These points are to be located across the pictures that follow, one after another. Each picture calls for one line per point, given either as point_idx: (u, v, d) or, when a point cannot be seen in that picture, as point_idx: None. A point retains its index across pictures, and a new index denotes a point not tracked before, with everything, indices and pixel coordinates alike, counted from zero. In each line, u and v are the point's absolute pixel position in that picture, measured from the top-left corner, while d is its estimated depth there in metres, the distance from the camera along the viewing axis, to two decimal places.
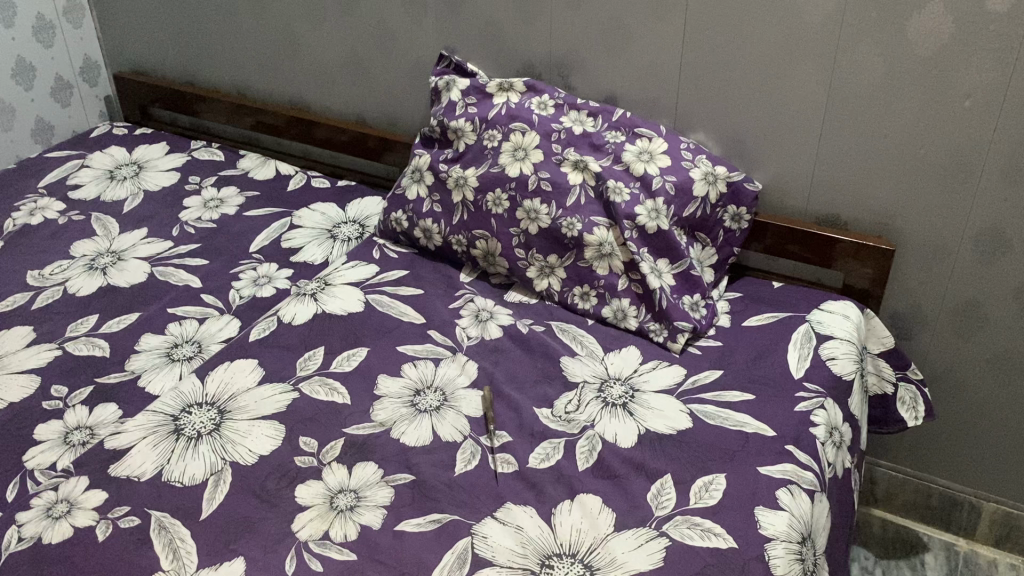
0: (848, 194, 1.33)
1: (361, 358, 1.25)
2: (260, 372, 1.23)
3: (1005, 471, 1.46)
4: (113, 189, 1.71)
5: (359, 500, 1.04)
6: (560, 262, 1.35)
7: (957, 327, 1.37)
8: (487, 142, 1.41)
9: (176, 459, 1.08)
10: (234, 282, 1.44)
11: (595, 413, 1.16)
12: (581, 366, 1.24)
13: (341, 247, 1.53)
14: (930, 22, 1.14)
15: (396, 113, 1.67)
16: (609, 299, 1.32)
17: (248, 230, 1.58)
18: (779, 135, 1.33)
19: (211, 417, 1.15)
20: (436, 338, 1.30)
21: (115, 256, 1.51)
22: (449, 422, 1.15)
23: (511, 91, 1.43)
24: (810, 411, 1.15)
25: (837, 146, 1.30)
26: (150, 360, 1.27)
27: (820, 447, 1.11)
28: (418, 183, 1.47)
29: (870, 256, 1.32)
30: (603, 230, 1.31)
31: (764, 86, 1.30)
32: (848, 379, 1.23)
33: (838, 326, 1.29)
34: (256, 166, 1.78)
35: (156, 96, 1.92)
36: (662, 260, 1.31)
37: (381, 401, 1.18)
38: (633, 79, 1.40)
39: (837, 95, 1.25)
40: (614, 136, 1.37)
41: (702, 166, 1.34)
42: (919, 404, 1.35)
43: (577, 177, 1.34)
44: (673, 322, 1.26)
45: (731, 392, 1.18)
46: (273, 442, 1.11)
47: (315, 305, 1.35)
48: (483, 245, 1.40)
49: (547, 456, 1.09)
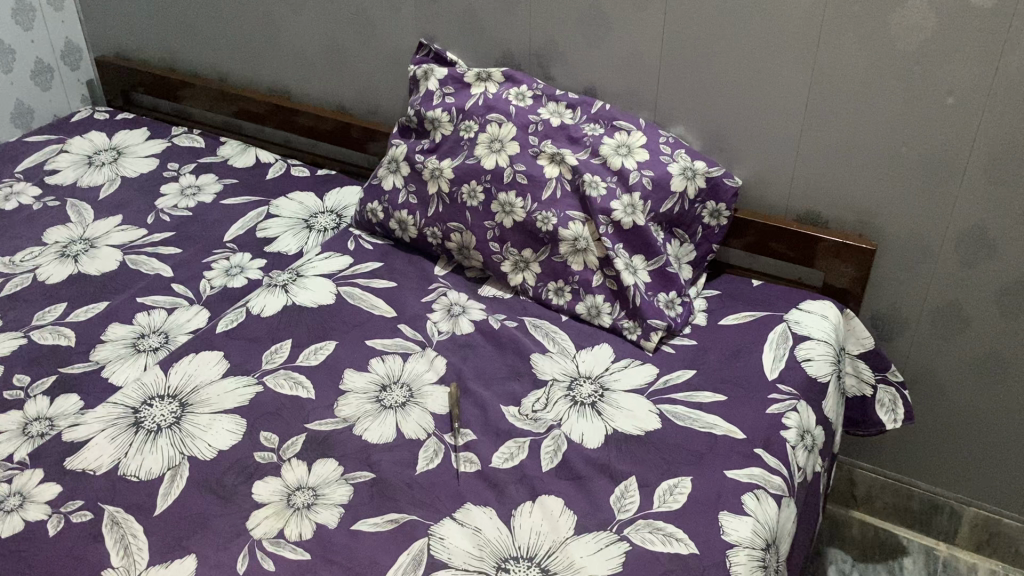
0: (829, 191, 1.30)
1: (328, 351, 1.23)
2: (225, 365, 1.21)
3: (986, 475, 1.44)
4: (91, 174, 1.69)
5: (317, 498, 1.02)
6: (535, 257, 1.33)
7: (938, 328, 1.34)
8: (463, 133, 1.38)
9: (134, 453, 1.07)
10: (206, 272, 1.42)
11: (563, 412, 1.13)
12: (551, 363, 1.22)
13: (316, 237, 1.50)
14: (914, 16, 1.11)
15: (376, 102, 1.64)
16: (583, 295, 1.29)
17: (223, 219, 1.56)
18: (759, 130, 1.30)
19: (172, 410, 1.13)
20: (405, 333, 1.27)
21: (87, 244, 1.49)
22: (413, 420, 1.12)
23: (488, 81, 1.40)
24: (781, 414, 1.12)
25: (817, 142, 1.27)
26: (115, 351, 1.26)
27: (790, 451, 1.09)
28: (394, 173, 1.44)
29: (851, 256, 1.29)
30: (578, 224, 1.29)
31: (744, 80, 1.27)
32: (823, 380, 1.20)
33: (815, 326, 1.26)
34: (236, 153, 1.76)
35: (138, 80, 1.90)
36: (638, 256, 1.29)
37: (345, 396, 1.16)
38: (613, 71, 1.38)
39: (818, 91, 1.23)
40: (592, 129, 1.35)
41: (680, 160, 1.32)
42: (899, 406, 1.33)
43: (554, 170, 1.32)
44: (646, 320, 1.24)
45: (702, 393, 1.16)
46: (233, 437, 1.10)
47: (285, 296, 1.33)
48: (457, 238, 1.37)
49: (510, 456, 1.07)
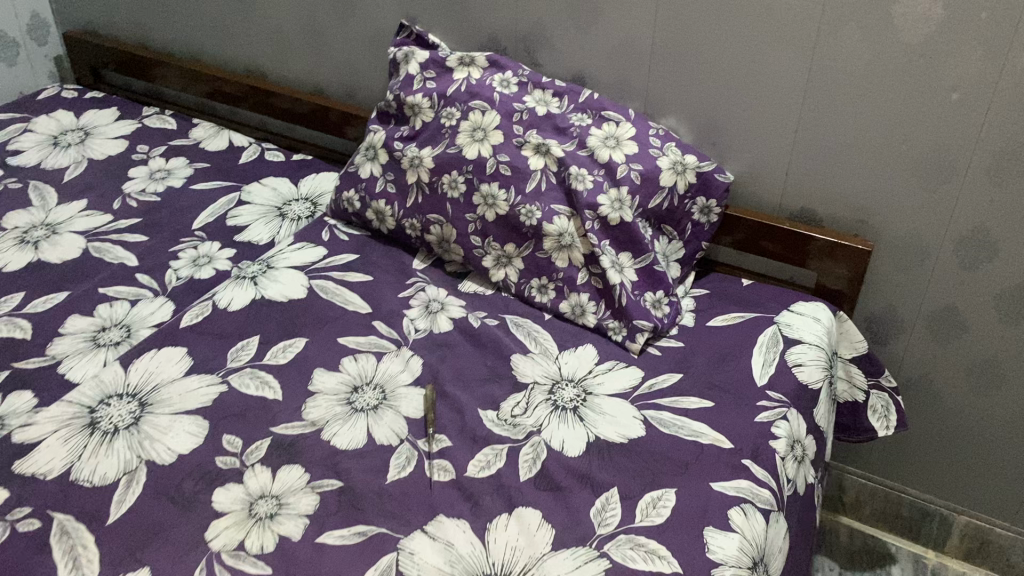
0: (824, 190, 1.25)
1: (297, 349, 1.17)
2: (189, 362, 1.15)
3: (977, 483, 1.40)
4: (55, 155, 1.62)
5: (281, 507, 0.96)
6: (518, 252, 1.27)
7: (934, 333, 1.29)
8: (444, 121, 1.32)
9: (88, 457, 1.01)
10: (172, 261, 1.36)
11: (543, 418, 1.08)
12: (532, 365, 1.16)
13: (289, 226, 1.44)
14: (920, 6, 1.05)
15: (355, 85, 1.57)
16: (567, 293, 1.24)
17: (193, 205, 1.49)
18: (754, 123, 1.25)
19: (130, 410, 1.07)
20: (380, 330, 1.22)
21: (49, 229, 1.42)
22: (385, 424, 1.07)
23: (472, 66, 1.34)
24: (770, 422, 1.07)
25: (814, 140, 1.22)
26: (73, 345, 1.19)
27: (779, 462, 1.04)
28: (372, 161, 1.38)
29: (846, 256, 1.24)
30: (563, 219, 1.23)
31: (738, 73, 1.22)
32: (814, 387, 1.15)
33: (807, 329, 1.21)
34: (209, 136, 1.69)
35: (108, 58, 1.82)
36: (624, 253, 1.23)
37: (315, 397, 1.10)
38: (603, 59, 1.31)
39: (815, 86, 1.17)
40: (579, 119, 1.29)
41: (671, 154, 1.26)
42: (891, 413, 1.28)
43: (539, 162, 1.26)
44: (632, 321, 1.19)
45: (688, 398, 1.11)
46: (194, 440, 1.04)
47: (254, 290, 1.27)
48: (437, 230, 1.31)
49: (486, 464, 1.02)
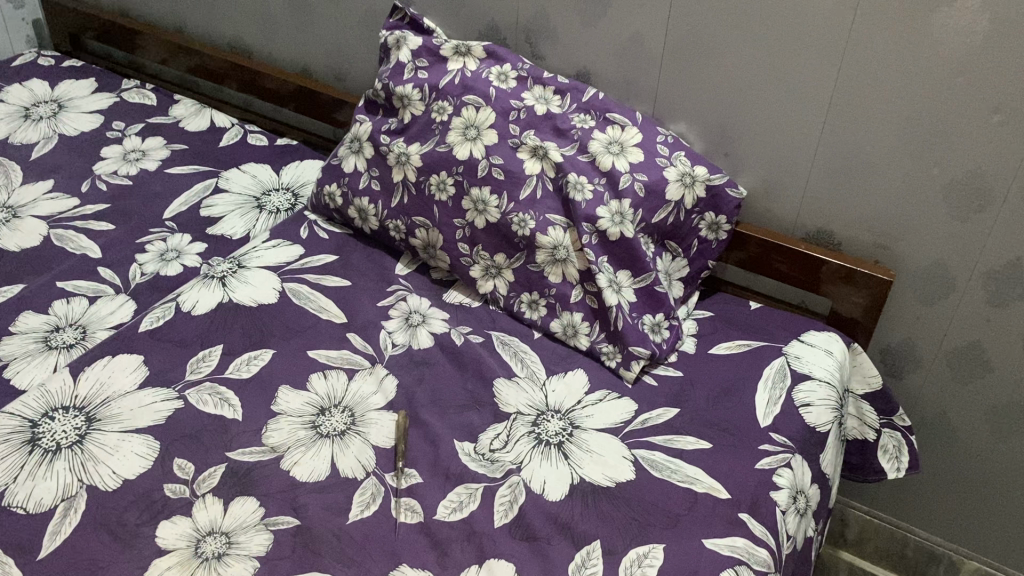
0: (843, 211, 1.15)
1: (263, 363, 1.09)
2: (144, 373, 1.06)
3: (989, 530, 1.31)
4: (25, 129, 1.52)
5: (229, 547, 0.88)
6: (508, 263, 1.17)
7: (955, 371, 1.20)
8: (435, 115, 1.21)
9: (24, 479, 0.92)
10: (138, 254, 1.26)
11: (524, 454, 0.99)
12: (517, 391, 1.07)
13: (267, 220, 1.35)
14: (964, 18, 0.94)
15: (344, 68, 1.46)
16: (559, 311, 1.14)
17: (166, 191, 1.39)
18: (771, 134, 1.14)
19: (76, 425, 0.98)
20: (354, 344, 1.13)
21: (9, 213, 1.33)
22: (352, 454, 0.98)
23: (468, 56, 1.23)
24: (773, 470, 0.98)
25: (834, 158, 1.11)
26: (22, 346, 1.10)
27: (779, 517, 0.95)
28: (356, 154, 1.28)
29: (864, 285, 1.14)
30: (559, 231, 1.13)
31: (755, 81, 1.11)
32: (822, 430, 1.05)
33: (817, 364, 1.11)
34: (189, 115, 1.58)
35: (88, 25, 1.71)
36: (623, 272, 1.13)
37: (277, 420, 1.02)
38: (610, 55, 1.21)
39: (839, 101, 1.06)
40: (581, 120, 1.18)
41: (679, 164, 1.16)
42: (904, 454, 1.18)
43: (535, 166, 1.15)
44: (627, 347, 1.09)
45: (684, 438, 1.01)
46: (143, 464, 0.95)
47: (221, 292, 1.18)
48: (422, 234, 1.22)
49: (458, 507, 0.93)
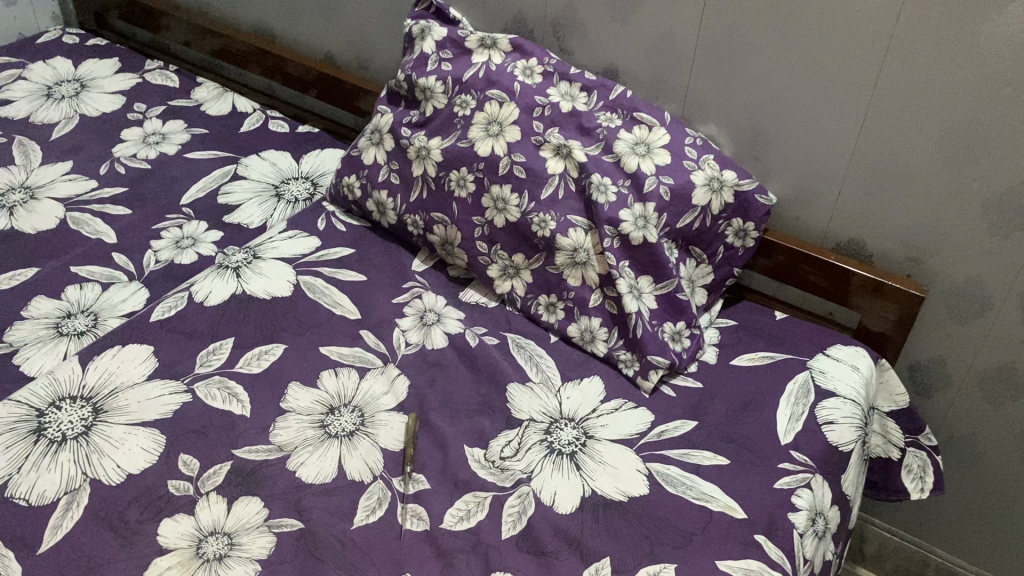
0: (876, 222, 1.11)
1: (273, 358, 1.07)
2: (153, 364, 1.04)
3: (1013, 555, 1.28)
4: (46, 108, 1.50)
5: (231, 549, 0.86)
6: (527, 263, 1.14)
7: (985, 392, 1.16)
8: (458, 109, 1.18)
9: (28, 469, 0.91)
10: (154, 241, 1.25)
11: (535, 463, 0.96)
12: (531, 397, 1.04)
13: (284, 209, 1.33)
14: (1014, 27, 0.89)
15: (367, 56, 1.44)
16: (577, 315, 1.11)
17: (184, 177, 1.38)
18: (804, 139, 1.10)
19: (82, 416, 0.97)
20: (367, 341, 1.11)
21: (27, 194, 1.32)
22: (360, 456, 0.96)
23: (493, 48, 1.20)
24: (792, 490, 0.95)
25: (868, 168, 1.07)
26: (33, 331, 1.09)
27: (798, 539, 0.91)
28: (376, 146, 1.25)
29: (894, 299, 1.10)
30: (580, 233, 1.10)
31: (789, 85, 1.07)
32: (845, 450, 1.02)
33: (843, 380, 1.07)
34: (211, 98, 1.57)
35: (114, 4, 1.70)
36: (644, 277, 1.10)
37: (286, 417, 1.00)
38: (640, 52, 1.17)
39: (876, 110, 1.02)
40: (607, 119, 1.15)
41: (707, 168, 1.12)
42: (928, 474, 1.14)
43: (558, 165, 1.12)
44: (646, 356, 1.06)
45: (701, 452, 0.98)
46: (147, 459, 0.94)
47: (235, 283, 1.16)
48: (440, 231, 1.19)
49: (465, 516, 0.90)
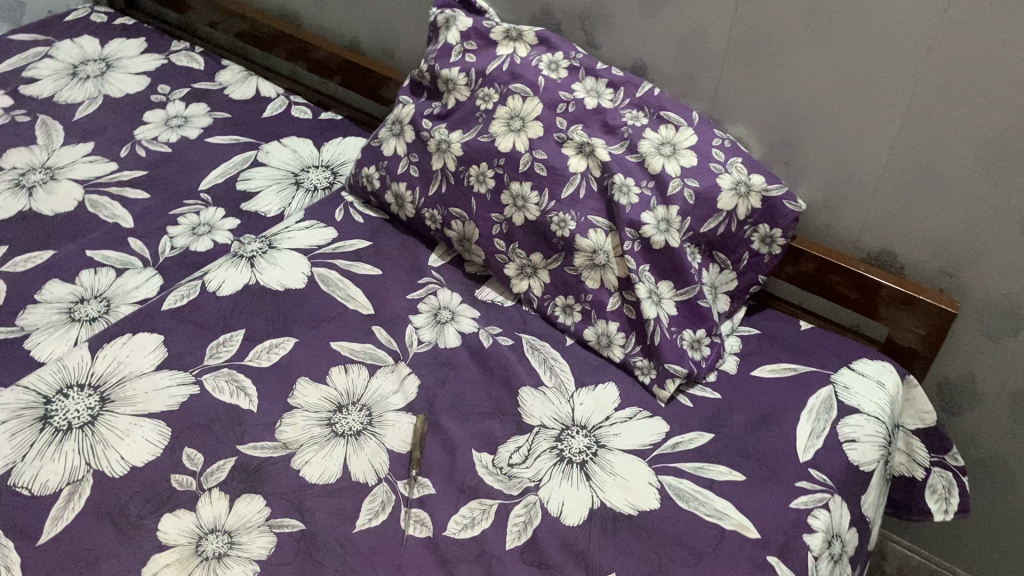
0: (908, 232, 1.07)
1: (284, 352, 1.05)
2: (163, 354, 1.03)
3: None
4: (71, 88, 1.50)
5: (231, 548, 0.85)
6: (545, 263, 1.12)
7: (1016, 413, 1.13)
8: (480, 102, 1.15)
9: (32, 458, 0.91)
10: (170, 227, 1.24)
11: (544, 471, 0.94)
12: (543, 403, 1.01)
13: (303, 198, 1.31)
14: None
15: (391, 43, 1.41)
16: (594, 318, 1.09)
17: (204, 161, 1.36)
18: (835, 146, 1.06)
19: (89, 405, 0.96)
20: (379, 337, 1.09)
21: (47, 174, 1.31)
22: (365, 456, 0.94)
23: (519, 41, 1.17)
24: (808, 510, 0.92)
25: (901, 178, 1.03)
26: (45, 316, 1.09)
27: (813, 562, 0.88)
28: (397, 137, 1.23)
29: (925, 314, 1.05)
30: (600, 234, 1.07)
31: (821, 91, 1.03)
32: (866, 469, 0.98)
33: (867, 396, 1.04)
34: (235, 81, 1.55)
35: None
36: (664, 282, 1.07)
37: (293, 414, 0.98)
38: (669, 48, 1.13)
39: (912, 120, 0.98)
40: (633, 117, 1.12)
41: (735, 172, 1.08)
42: (953, 494, 1.11)
43: (580, 163, 1.09)
44: (663, 364, 1.03)
45: (716, 467, 0.95)
46: (152, 451, 0.93)
47: (249, 273, 1.15)
48: (458, 227, 1.17)
49: (469, 523, 0.88)
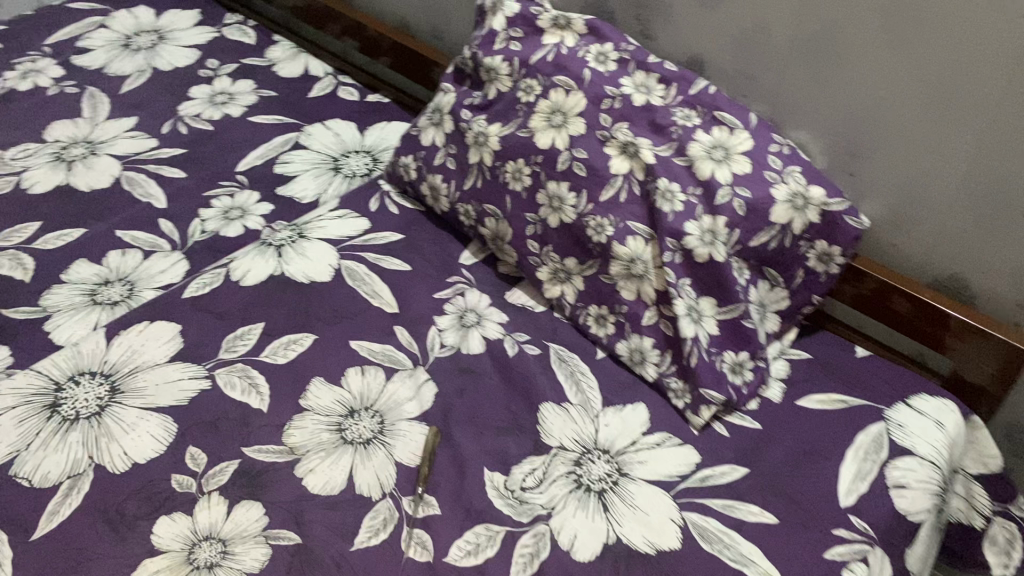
0: (982, 261, 0.97)
1: (300, 349, 1.01)
2: (178, 345, 1.00)
3: None
4: (122, 59, 1.48)
5: (223, 557, 0.81)
6: (580, 269, 1.05)
7: None
8: (522, 94, 1.08)
9: (36, 448, 0.89)
10: (202, 210, 1.21)
11: (558, 497, 0.88)
12: (564, 422, 0.95)
13: (340, 184, 1.27)
14: None
15: (439, 25, 1.35)
16: (628, 332, 1.02)
17: (244, 142, 1.33)
18: (905, 162, 0.96)
19: (98, 395, 0.94)
20: (400, 339, 1.04)
21: (87, 149, 1.30)
22: (372, 467, 0.90)
23: (567, 30, 1.09)
24: (845, 562, 0.83)
25: (977, 204, 0.93)
26: (68, 297, 1.07)
27: None
28: (436, 127, 1.17)
29: (994, 353, 0.95)
30: (639, 242, 0.99)
31: (892, 101, 0.93)
32: (916, 519, 0.89)
33: (924, 437, 0.94)
34: (284, 59, 1.51)
35: None
36: (707, 298, 0.99)
37: (303, 416, 0.95)
38: (729, 41, 1.04)
39: (993, 143, 0.87)
40: (684, 116, 1.03)
41: (791, 183, 0.98)
42: (1016, 548, 0.98)
43: (623, 165, 1.01)
44: (698, 389, 0.95)
45: (746, 506, 0.87)
46: (155, 448, 0.90)
47: (275, 263, 1.11)
48: (492, 225, 1.11)
49: (473, 550, 0.83)
